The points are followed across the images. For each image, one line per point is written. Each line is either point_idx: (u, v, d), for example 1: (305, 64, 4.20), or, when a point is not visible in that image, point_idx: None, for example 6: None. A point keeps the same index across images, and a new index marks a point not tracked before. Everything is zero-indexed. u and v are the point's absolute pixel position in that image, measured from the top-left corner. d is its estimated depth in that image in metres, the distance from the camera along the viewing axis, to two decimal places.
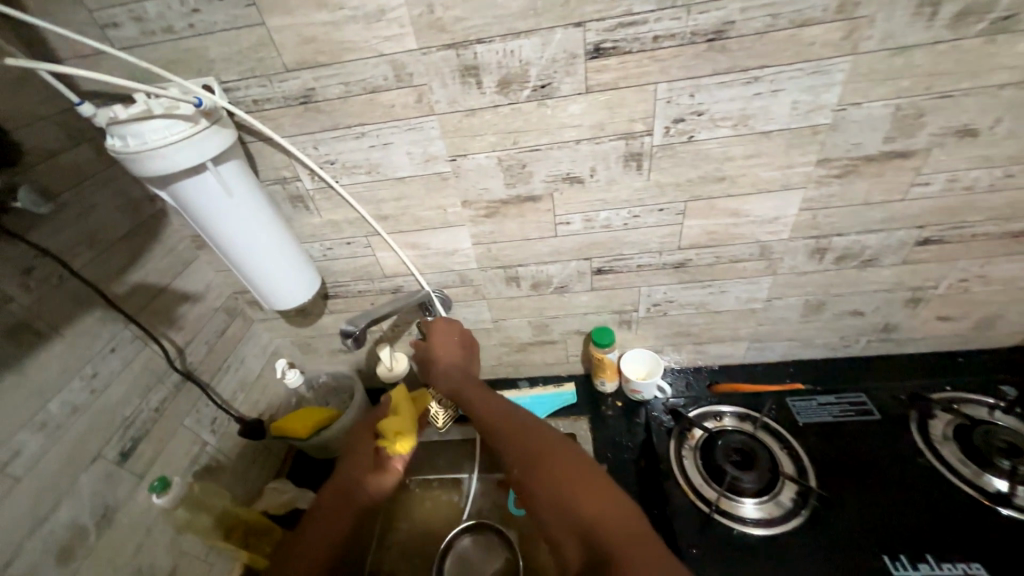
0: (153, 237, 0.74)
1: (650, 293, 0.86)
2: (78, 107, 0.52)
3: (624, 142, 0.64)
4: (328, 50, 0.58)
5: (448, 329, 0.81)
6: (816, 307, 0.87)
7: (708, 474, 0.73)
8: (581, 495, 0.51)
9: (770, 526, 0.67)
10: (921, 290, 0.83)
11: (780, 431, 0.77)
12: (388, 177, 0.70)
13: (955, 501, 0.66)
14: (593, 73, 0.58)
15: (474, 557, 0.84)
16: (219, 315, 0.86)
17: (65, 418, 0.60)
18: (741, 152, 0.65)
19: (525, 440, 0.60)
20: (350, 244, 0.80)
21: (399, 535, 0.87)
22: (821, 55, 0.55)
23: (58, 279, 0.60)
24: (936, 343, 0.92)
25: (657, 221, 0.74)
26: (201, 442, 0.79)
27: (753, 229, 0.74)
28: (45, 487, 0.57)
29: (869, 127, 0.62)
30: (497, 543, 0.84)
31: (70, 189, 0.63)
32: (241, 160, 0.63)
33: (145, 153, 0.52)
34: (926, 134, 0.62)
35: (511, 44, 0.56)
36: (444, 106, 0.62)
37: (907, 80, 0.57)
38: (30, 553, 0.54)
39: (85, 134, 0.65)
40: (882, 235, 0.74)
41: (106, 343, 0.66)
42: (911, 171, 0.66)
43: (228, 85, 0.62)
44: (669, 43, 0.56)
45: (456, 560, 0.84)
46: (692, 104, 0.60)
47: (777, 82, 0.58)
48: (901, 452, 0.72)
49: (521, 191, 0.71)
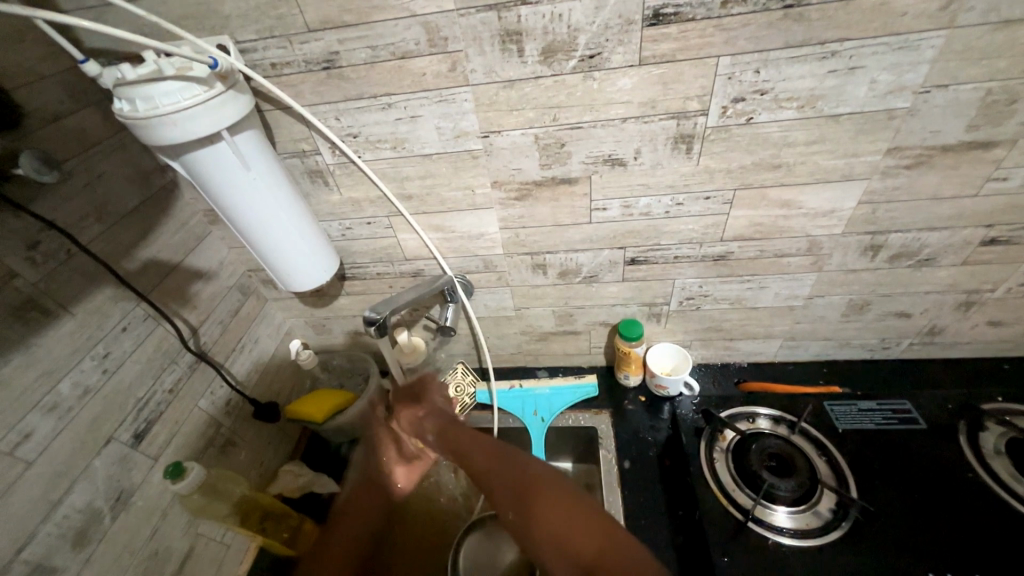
0: (163, 211, 0.70)
1: (684, 286, 0.81)
2: (83, 65, 0.47)
3: (675, 122, 0.58)
4: (356, 8, 0.52)
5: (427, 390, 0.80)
6: (859, 307, 0.82)
7: (741, 478, 0.71)
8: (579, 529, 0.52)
9: (807, 537, 0.64)
10: (977, 293, 0.77)
11: (818, 438, 0.74)
12: (414, 154, 0.65)
13: (1008, 520, 0.62)
14: (650, 43, 0.52)
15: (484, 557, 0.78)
16: (233, 294, 0.82)
17: (76, 400, 0.57)
18: (804, 138, 0.59)
19: (520, 475, 0.60)
20: (370, 224, 0.75)
21: (413, 520, 0.83)
22: (912, 27, 0.49)
23: (66, 254, 0.56)
24: (982, 349, 0.87)
25: (701, 210, 0.69)
26: (216, 423, 0.77)
27: (805, 223, 0.69)
28: (58, 471, 0.55)
29: (952, 112, 0.55)
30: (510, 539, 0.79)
31: (76, 155, 0.58)
32: (259, 131, 0.59)
33: (158, 120, 0.48)
34: (1015, 123, 0.56)
35: (560, 7, 0.50)
36: (481, 75, 0.56)
37: (1005, 60, 0.51)
38: (45, 538, 0.53)
39: (90, 97, 0.60)
40: (944, 233, 0.69)
41: (118, 322, 0.62)
42: (990, 164, 0.60)
43: (244, 45, 0.56)
44: (739, 10, 0.49)
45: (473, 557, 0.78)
46: (756, 81, 0.54)
47: (856, 57, 0.51)
48: (951, 466, 0.68)
49: (557, 172, 0.65)
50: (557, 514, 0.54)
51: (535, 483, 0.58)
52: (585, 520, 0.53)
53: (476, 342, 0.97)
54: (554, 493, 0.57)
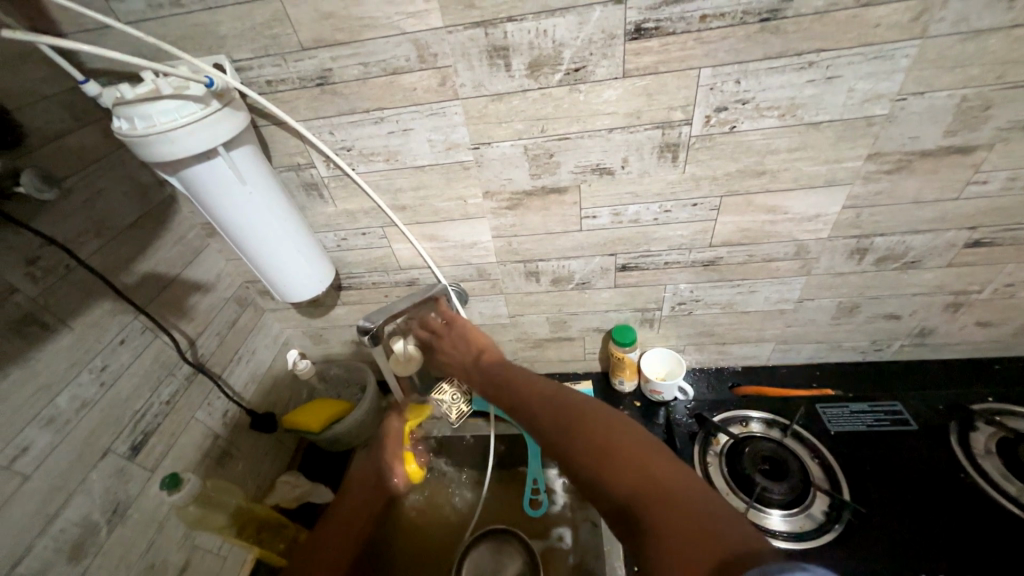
0: (161, 225, 0.71)
1: (676, 291, 0.82)
2: (83, 86, 0.49)
3: (660, 131, 0.60)
4: (347, 27, 0.54)
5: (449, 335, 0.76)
6: (849, 309, 0.83)
7: (734, 482, 0.71)
8: (618, 456, 0.46)
9: (801, 540, 0.64)
10: (963, 294, 0.78)
11: (811, 441, 0.74)
12: (407, 166, 0.66)
13: (1002, 521, 0.62)
14: (633, 56, 0.54)
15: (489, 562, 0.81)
16: (230, 305, 0.83)
17: (74, 413, 0.58)
18: (786, 145, 0.60)
19: (569, 406, 0.54)
20: (365, 235, 0.77)
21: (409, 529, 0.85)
22: (885, 38, 0.51)
23: (65, 269, 0.57)
24: (972, 349, 0.88)
25: (689, 217, 0.70)
26: (213, 435, 0.77)
27: (791, 227, 0.70)
28: (55, 483, 0.55)
29: (929, 119, 0.57)
30: (507, 547, 0.82)
31: (75, 172, 0.60)
32: (254, 145, 0.60)
33: (154, 137, 0.49)
34: (991, 128, 0.57)
35: (545, 23, 0.52)
36: (470, 89, 0.58)
37: (978, 68, 0.52)
38: (42, 552, 0.53)
39: (89, 115, 0.61)
40: (928, 236, 0.70)
41: (116, 335, 0.63)
42: (969, 168, 0.61)
43: (240, 63, 0.58)
44: (717, 23, 0.51)
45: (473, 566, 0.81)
46: (736, 91, 0.56)
47: (833, 67, 0.53)
48: (942, 467, 0.68)
49: (547, 182, 0.67)
50: (599, 442, 0.48)
51: (585, 412, 0.52)
52: (632, 448, 0.46)
53: None
54: (603, 420, 0.50)
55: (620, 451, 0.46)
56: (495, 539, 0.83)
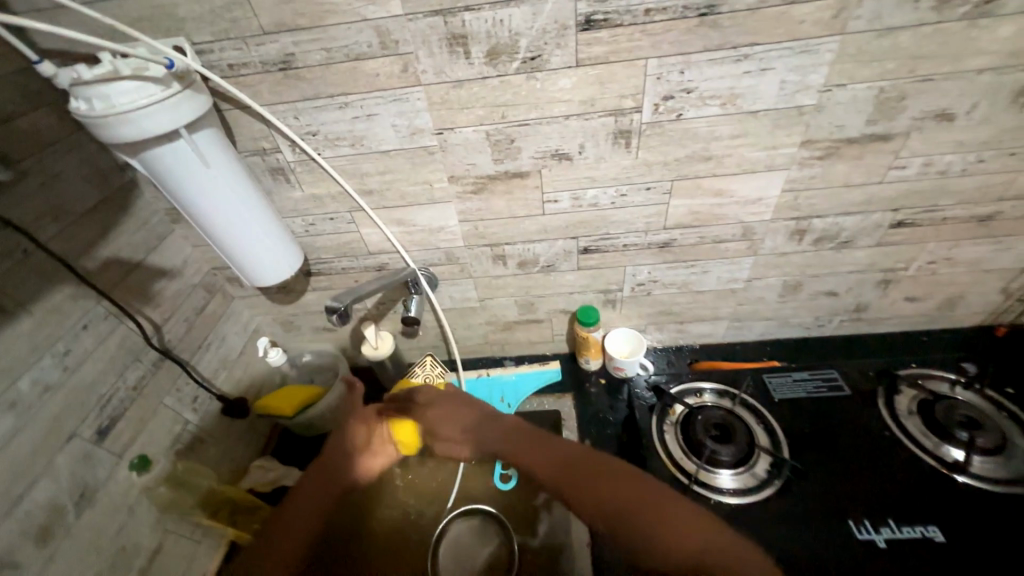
0: (122, 210, 0.71)
1: (635, 273, 0.87)
2: (38, 66, 0.49)
3: (613, 119, 0.64)
4: (309, 12, 0.55)
5: (445, 398, 0.80)
6: (793, 287, 0.90)
7: (688, 447, 0.76)
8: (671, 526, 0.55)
9: (746, 495, 0.70)
10: (892, 272, 0.86)
11: (757, 407, 0.80)
12: (373, 150, 0.68)
13: (919, 471, 0.69)
14: (584, 46, 0.57)
15: (467, 542, 0.83)
16: (198, 292, 0.83)
17: (37, 397, 0.58)
18: (729, 132, 0.65)
19: (613, 485, 0.61)
20: (333, 220, 0.78)
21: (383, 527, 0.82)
22: (810, 33, 0.56)
23: (23, 253, 0.57)
24: (902, 323, 0.97)
25: (643, 201, 0.74)
26: (183, 421, 0.78)
27: (737, 210, 0.76)
28: (18, 467, 0.55)
29: (853, 109, 0.63)
30: (489, 528, 0.84)
31: (31, 154, 0.59)
32: (217, 128, 0.60)
33: (113, 117, 0.50)
34: (907, 118, 0.63)
35: (501, 13, 0.55)
36: (431, 76, 0.60)
37: (892, 62, 0.58)
38: (8, 535, 0.53)
39: (44, 97, 0.61)
40: (858, 218, 0.77)
41: (78, 320, 0.63)
42: (889, 154, 0.68)
43: (201, 46, 0.58)
44: (660, 17, 0.55)
45: (450, 546, 0.83)
46: (681, 81, 0.60)
47: (766, 60, 0.58)
48: (869, 427, 0.76)
49: (509, 167, 0.70)
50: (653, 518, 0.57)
51: (630, 487, 0.60)
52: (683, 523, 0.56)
53: (444, 333, 1.01)
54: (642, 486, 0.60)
55: (667, 522, 0.55)
56: (466, 519, 0.86)
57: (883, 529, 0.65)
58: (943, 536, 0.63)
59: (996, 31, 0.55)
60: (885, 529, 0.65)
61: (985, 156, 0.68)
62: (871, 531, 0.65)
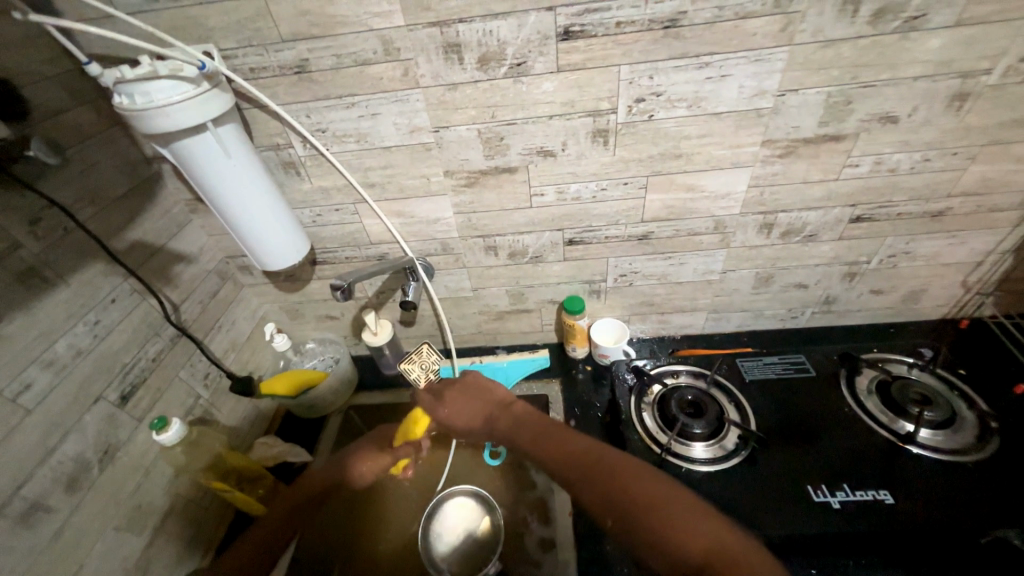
0: (148, 199, 0.78)
1: (617, 265, 0.94)
2: (85, 66, 0.56)
3: (592, 119, 0.71)
4: (322, 23, 0.63)
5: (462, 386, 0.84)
6: (765, 280, 0.96)
7: (664, 423, 0.82)
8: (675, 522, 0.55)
9: (715, 464, 0.76)
10: (856, 265, 0.92)
11: (729, 388, 0.87)
12: (375, 146, 0.75)
13: (875, 444, 0.75)
14: (564, 54, 0.65)
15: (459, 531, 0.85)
16: (212, 277, 0.90)
17: (70, 359, 0.64)
18: (696, 132, 0.73)
19: (610, 474, 0.62)
20: (338, 211, 0.85)
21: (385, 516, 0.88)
22: (762, 44, 0.63)
23: (64, 231, 0.64)
24: (870, 315, 1.03)
25: (622, 195, 0.81)
26: (195, 394, 0.84)
27: (708, 205, 0.83)
28: (53, 421, 0.61)
29: (806, 112, 0.70)
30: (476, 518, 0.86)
31: (73, 146, 0.66)
32: (238, 124, 0.68)
33: (151, 111, 0.57)
34: (855, 120, 0.71)
35: (489, 25, 0.63)
36: (429, 79, 0.68)
37: (836, 70, 0.66)
38: (42, 480, 0.59)
39: (85, 96, 0.68)
40: (820, 213, 0.84)
41: (108, 294, 0.70)
42: (842, 153, 0.75)
43: (226, 52, 0.66)
44: (630, 29, 0.63)
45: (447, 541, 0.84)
46: (651, 85, 0.68)
47: (725, 67, 0.66)
48: (832, 406, 0.81)
49: (499, 162, 0.77)
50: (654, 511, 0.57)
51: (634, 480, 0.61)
52: (688, 520, 0.55)
53: (440, 322, 1.07)
54: (639, 476, 0.61)
55: (670, 514, 0.56)
56: (455, 512, 0.87)
57: (839, 493, 0.71)
58: (893, 499, 0.69)
59: (925, 43, 0.63)
60: (840, 492, 0.70)
61: (930, 155, 0.75)
62: (827, 494, 0.71)
